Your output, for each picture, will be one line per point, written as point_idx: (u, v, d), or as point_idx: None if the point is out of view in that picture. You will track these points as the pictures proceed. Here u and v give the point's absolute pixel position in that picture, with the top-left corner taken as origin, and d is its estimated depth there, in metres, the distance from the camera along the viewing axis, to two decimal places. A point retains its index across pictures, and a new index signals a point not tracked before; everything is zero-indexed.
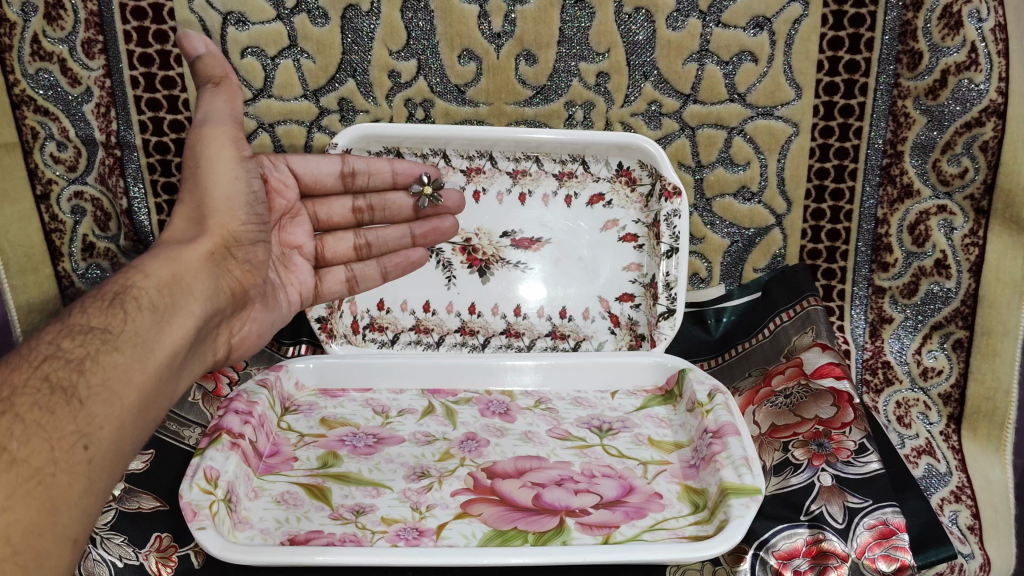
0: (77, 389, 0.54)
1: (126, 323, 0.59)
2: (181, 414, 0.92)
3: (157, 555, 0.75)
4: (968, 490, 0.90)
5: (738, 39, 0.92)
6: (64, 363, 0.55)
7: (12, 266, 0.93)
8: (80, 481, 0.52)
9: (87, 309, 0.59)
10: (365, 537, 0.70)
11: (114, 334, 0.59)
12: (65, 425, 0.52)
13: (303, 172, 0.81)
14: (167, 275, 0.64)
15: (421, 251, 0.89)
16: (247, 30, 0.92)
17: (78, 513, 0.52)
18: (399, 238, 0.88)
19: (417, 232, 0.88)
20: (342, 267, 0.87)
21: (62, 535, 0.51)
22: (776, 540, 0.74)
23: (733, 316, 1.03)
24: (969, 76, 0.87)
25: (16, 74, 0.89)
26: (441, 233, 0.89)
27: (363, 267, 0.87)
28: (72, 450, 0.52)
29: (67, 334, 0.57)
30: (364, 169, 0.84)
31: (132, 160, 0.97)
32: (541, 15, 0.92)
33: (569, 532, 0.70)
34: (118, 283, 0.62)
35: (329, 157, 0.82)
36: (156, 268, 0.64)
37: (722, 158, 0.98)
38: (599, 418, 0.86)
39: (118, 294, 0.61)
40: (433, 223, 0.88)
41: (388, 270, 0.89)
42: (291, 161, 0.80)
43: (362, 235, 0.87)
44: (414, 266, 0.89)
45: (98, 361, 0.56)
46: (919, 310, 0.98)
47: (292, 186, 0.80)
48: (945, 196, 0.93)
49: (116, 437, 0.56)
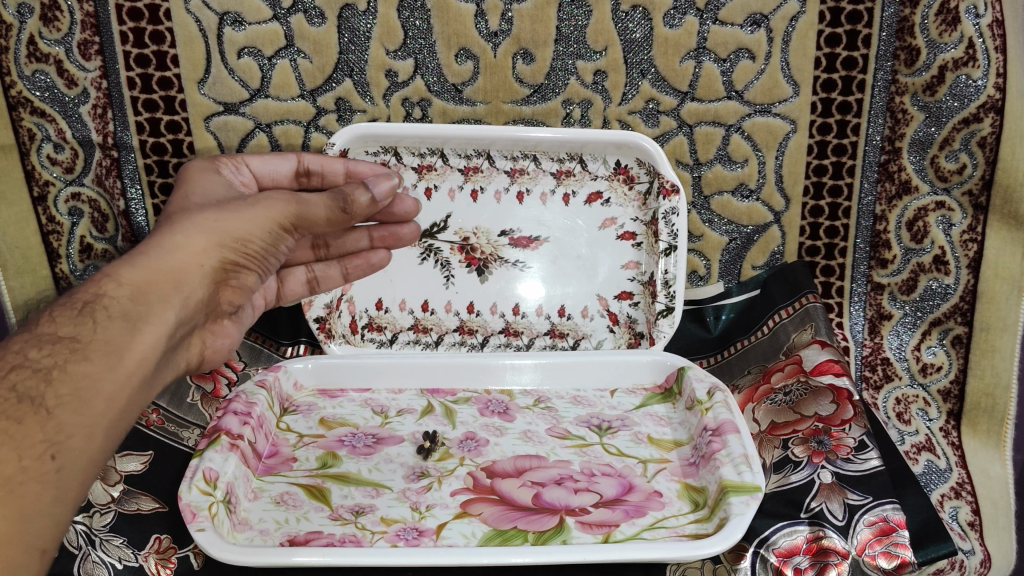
0: (44, 399, 0.50)
1: (97, 332, 0.54)
2: (179, 414, 0.92)
3: (157, 557, 0.75)
4: (968, 486, 0.90)
5: (735, 37, 0.92)
6: (32, 372, 0.51)
7: (10, 268, 0.95)
8: (50, 490, 0.50)
9: (57, 317, 0.54)
10: (364, 537, 0.70)
11: (83, 343, 0.53)
12: (34, 433, 0.49)
13: (259, 173, 0.79)
14: (140, 282, 0.57)
15: (382, 254, 0.84)
16: (244, 30, 0.92)
17: (50, 521, 0.50)
18: (357, 242, 0.83)
19: (375, 235, 0.83)
20: (303, 269, 0.84)
21: (32, 543, 0.49)
22: (776, 537, 0.74)
23: (732, 314, 1.04)
24: (967, 72, 0.87)
25: (13, 77, 0.89)
26: (400, 239, 0.84)
27: (324, 269, 0.84)
28: (40, 459, 0.49)
29: (35, 343, 0.52)
30: (318, 169, 0.82)
31: (130, 162, 0.96)
32: (538, 14, 0.92)
33: (569, 531, 0.70)
34: (90, 291, 0.55)
35: (285, 156, 0.80)
36: (129, 274, 0.57)
37: (720, 156, 0.98)
38: (599, 416, 0.86)
39: (88, 303, 0.55)
40: (393, 229, 0.83)
41: (349, 273, 0.85)
42: (248, 162, 0.78)
43: (320, 236, 0.82)
44: (375, 268, 0.85)
45: (68, 370, 0.52)
46: (918, 306, 0.98)
47: (249, 188, 0.78)
48: (944, 192, 0.93)
49: (87, 446, 0.52)
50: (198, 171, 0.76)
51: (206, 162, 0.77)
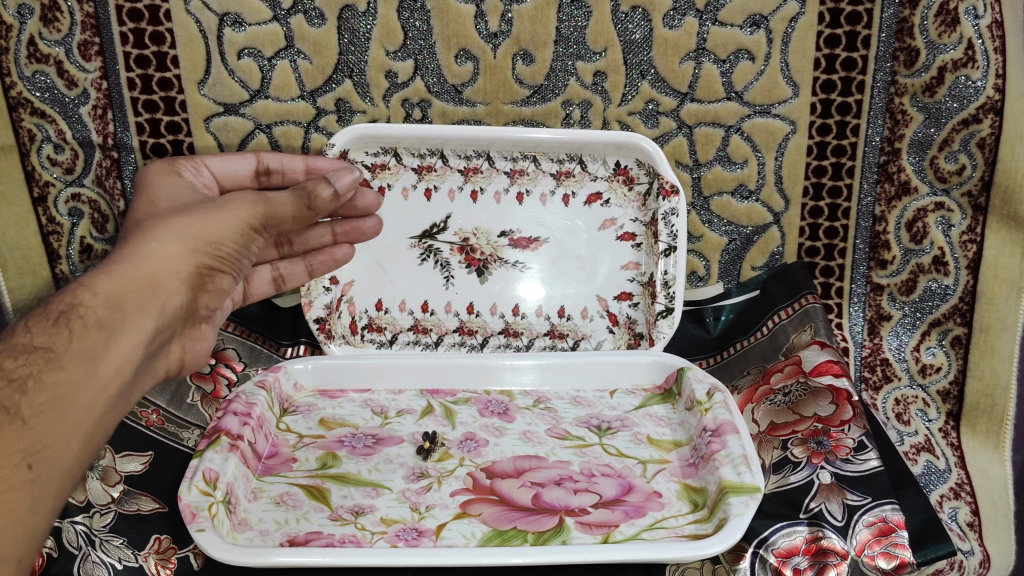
0: (21, 409, 0.50)
1: (73, 341, 0.54)
2: (179, 415, 0.91)
3: (157, 557, 0.76)
4: (968, 486, 0.91)
5: (735, 38, 0.92)
6: (6, 383, 0.50)
7: (10, 270, 0.95)
8: (27, 500, 0.51)
9: (33, 327, 0.54)
10: (364, 538, 0.70)
11: (59, 352, 0.53)
12: (10, 444, 0.49)
13: (219, 174, 0.79)
14: (115, 291, 0.57)
15: (346, 249, 0.85)
16: (244, 31, 0.92)
17: (27, 529, 0.51)
18: (320, 238, 0.83)
19: (338, 230, 0.83)
20: (268, 266, 0.84)
21: (9, 550, 0.50)
22: (774, 538, 0.74)
23: (731, 315, 1.04)
24: (967, 73, 0.87)
25: (13, 77, 0.89)
26: (363, 233, 0.85)
27: (289, 265, 0.85)
28: (17, 468, 0.50)
29: (10, 352, 0.52)
30: (278, 167, 0.82)
31: (130, 162, 0.96)
32: (537, 15, 0.92)
33: (569, 531, 0.70)
34: (65, 300, 0.55)
35: (244, 156, 0.80)
36: (105, 284, 0.57)
37: (720, 157, 0.98)
38: (599, 417, 0.86)
39: (64, 312, 0.54)
40: (355, 223, 0.84)
41: (314, 269, 0.85)
42: (208, 162, 0.78)
43: (283, 234, 0.82)
44: (339, 262, 0.86)
45: (43, 380, 0.52)
46: (917, 307, 0.98)
47: (210, 189, 0.78)
48: (943, 193, 0.93)
49: (64, 454, 0.53)
50: (158, 173, 0.73)
51: (164, 164, 0.75)
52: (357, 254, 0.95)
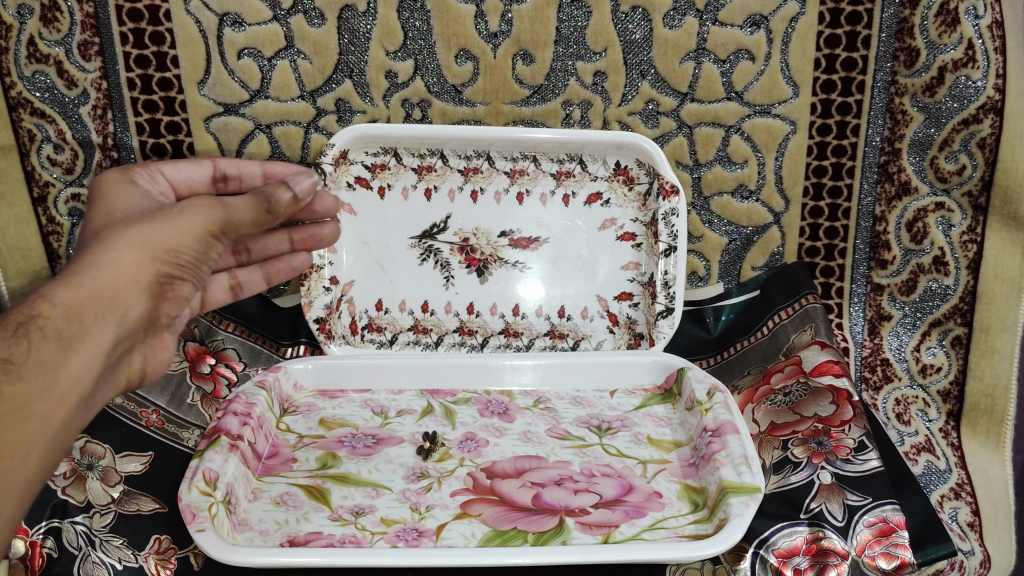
0: None
1: (30, 353, 0.52)
2: (179, 415, 0.91)
3: (157, 557, 0.76)
4: (968, 486, 0.91)
5: (735, 38, 0.92)
6: None
7: (10, 270, 0.95)
8: None
9: None
10: (364, 538, 0.70)
11: (15, 364, 0.51)
12: None
13: (175, 181, 0.74)
14: (76, 302, 0.54)
15: (303, 257, 0.84)
16: (244, 31, 0.92)
17: None
18: (278, 245, 0.81)
19: (296, 238, 0.81)
20: (226, 274, 0.81)
21: None
22: (775, 538, 0.74)
23: (731, 315, 1.04)
24: (967, 73, 0.87)
25: (13, 77, 0.90)
26: (321, 241, 0.81)
27: (247, 273, 0.82)
28: None
29: None
30: (235, 173, 0.79)
31: (130, 162, 0.96)
32: (538, 15, 0.92)
33: (569, 532, 0.70)
34: (23, 311, 0.52)
35: (200, 162, 0.76)
36: (65, 295, 0.54)
37: (720, 157, 0.98)
38: (599, 417, 0.86)
39: (22, 324, 0.52)
40: (312, 231, 0.80)
41: (272, 276, 0.84)
42: (163, 169, 0.72)
43: (240, 241, 0.79)
44: (296, 270, 0.85)
45: None
46: (917, 307, 0.98)
47: (166, 197, 0.73)
48: (944, 193, 0.93)
49: (14, 470, 0.51)
50: (111, 182, 0.67)
51: (115, 173, 0.68)
52: (357, 254, 0.94)
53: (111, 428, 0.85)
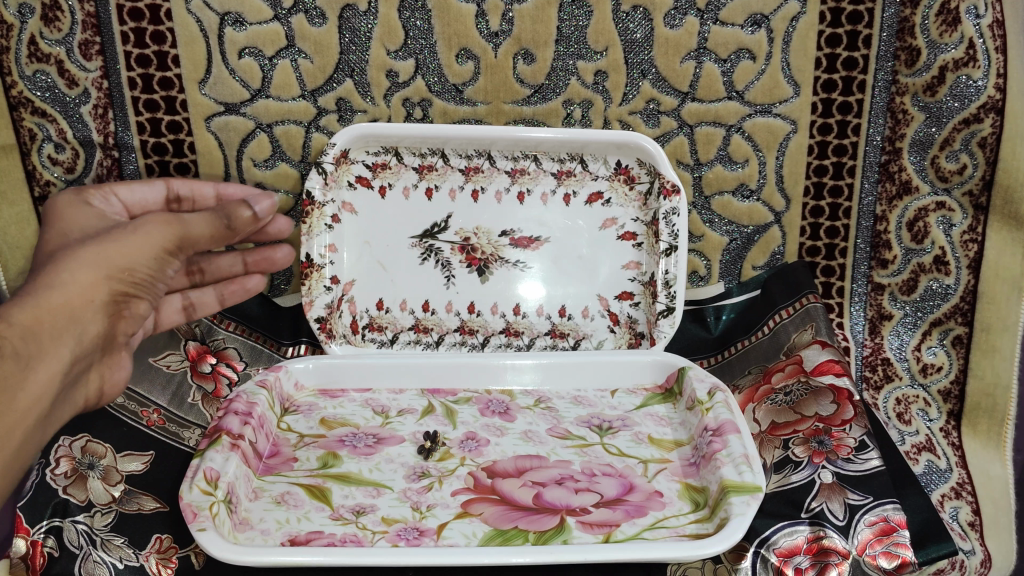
0: None
1: None
2: (180, 414, 0.91)
3: (157, 557, 0.76)
4: (968, 486, 0.91)
5: (736, 37, 0.92)
6: None
7: (11, 269, 0.95)
8: None
9: None
10: (365, 537, 0.70)
11: None
12: None
13: (129, 203, 0.82)
14: (31, 322, 0.61)
15: (256, 278, 0.90)
16: (245, 30, 0.92)
17: None
18: (231, 266, 0.89)
19: (248, 259, 0.89)
20: (178, 295, 0.88)
21: None
22: (776, 537, 0.74)
23: (732, 314, 1.04)
24: (968, 72, 0.87)
25: (14, 77, 0.89)
26: (274, 263, 0.89)
27: (200, 294, 0.89)
28: None
29: None
30: (188, 195, 0.85)
31: (131, 162, 0.96)
32: (539, 14, 0.92)
33: (569, 531, 0.70)
34: None
35: (154, 185, 0.83)
36: (20, 315, 0.61)
37: (721, 156, 0.98)
38: (600, 417, 0.86)
39: None
40: (265, 253, 0.88)
41: (225, 297, 0.90)
42: (117, 192, 0.80)
43: (193, 261, 0.87)
44: (251, 293, 0.91)
45: None
46: (919, 306, 0.98)
47: (120, 218, 0.81)
48: (945, 193, 0.93)
49: None
50: (67, 205, 0.77)
51: (71, 195, 0.78)
52: (358, 253, 0.94)
53: (112, 428, 0.85)
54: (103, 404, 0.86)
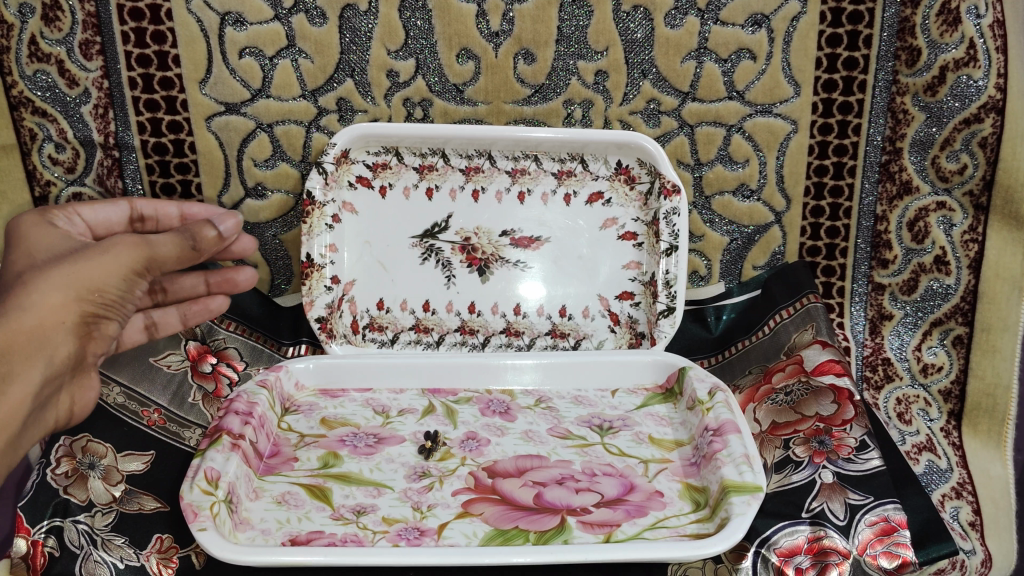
0: None
1: None
2: (180, 414, 0.90)
3: (158, 556, 0.76)
4: (968, 486, 0.91)
5: (736, 37, 0.92)
6: None
7: None
8: None
9: None
10: (366, 537, 0.70)
11: None
12: None
13: (92, 222, 0.79)
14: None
15: (220, 299, 0.89)
16: (246, 30, 0.92)
17: None
18: (193, 286, 0.88)
19: (212, 280, 0.88)
20: (141, 315, 0.86)
21: None
22: (776, 537, 0.74)
23: (733, 314, 1.04)
24: (969, 72, 0.87)
25: (14, 76, 0.90)
26: (237, 286, 0.88)
27: (162, 313, 0.87)
28: None
29: None
30: (152, 214, 0.83)
31: (131, 162, 0.96)
32: (539, 14, 0.92)
33: (570, 531, 0.70)
34: None
35: (117, 203, 0.80)
36: None
37: (721, 156, 0.98)
38: (600, 416, 0.86)
39: None
40: (229, 275, 0.88)
41: (188, 318, 0.89)
42: (80, 212, 0.77)
43: (156, 280, 0.86)
44: (215, 313, 0.90)
45: None
46: (919, 306, 0.98)
47: (85, 237, 0.77)
48: (945, 192, 0.93)
49: None
50: (30, 225, 0.71)
51: (35, 215, 0.73)
52: (358, 253, 0.94)
53: (112, 428, 0.85)
54: (103, 404, 0.86)
